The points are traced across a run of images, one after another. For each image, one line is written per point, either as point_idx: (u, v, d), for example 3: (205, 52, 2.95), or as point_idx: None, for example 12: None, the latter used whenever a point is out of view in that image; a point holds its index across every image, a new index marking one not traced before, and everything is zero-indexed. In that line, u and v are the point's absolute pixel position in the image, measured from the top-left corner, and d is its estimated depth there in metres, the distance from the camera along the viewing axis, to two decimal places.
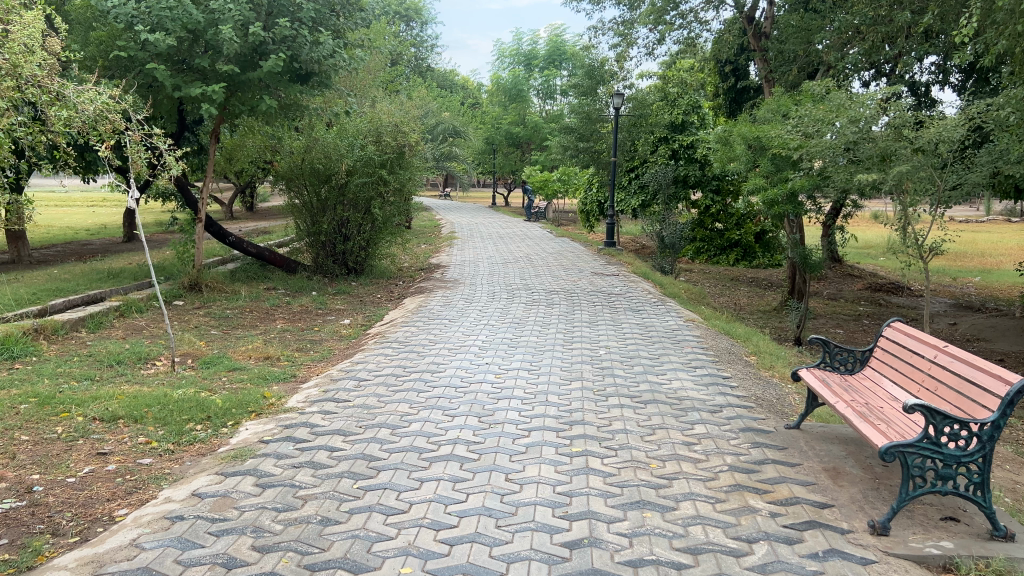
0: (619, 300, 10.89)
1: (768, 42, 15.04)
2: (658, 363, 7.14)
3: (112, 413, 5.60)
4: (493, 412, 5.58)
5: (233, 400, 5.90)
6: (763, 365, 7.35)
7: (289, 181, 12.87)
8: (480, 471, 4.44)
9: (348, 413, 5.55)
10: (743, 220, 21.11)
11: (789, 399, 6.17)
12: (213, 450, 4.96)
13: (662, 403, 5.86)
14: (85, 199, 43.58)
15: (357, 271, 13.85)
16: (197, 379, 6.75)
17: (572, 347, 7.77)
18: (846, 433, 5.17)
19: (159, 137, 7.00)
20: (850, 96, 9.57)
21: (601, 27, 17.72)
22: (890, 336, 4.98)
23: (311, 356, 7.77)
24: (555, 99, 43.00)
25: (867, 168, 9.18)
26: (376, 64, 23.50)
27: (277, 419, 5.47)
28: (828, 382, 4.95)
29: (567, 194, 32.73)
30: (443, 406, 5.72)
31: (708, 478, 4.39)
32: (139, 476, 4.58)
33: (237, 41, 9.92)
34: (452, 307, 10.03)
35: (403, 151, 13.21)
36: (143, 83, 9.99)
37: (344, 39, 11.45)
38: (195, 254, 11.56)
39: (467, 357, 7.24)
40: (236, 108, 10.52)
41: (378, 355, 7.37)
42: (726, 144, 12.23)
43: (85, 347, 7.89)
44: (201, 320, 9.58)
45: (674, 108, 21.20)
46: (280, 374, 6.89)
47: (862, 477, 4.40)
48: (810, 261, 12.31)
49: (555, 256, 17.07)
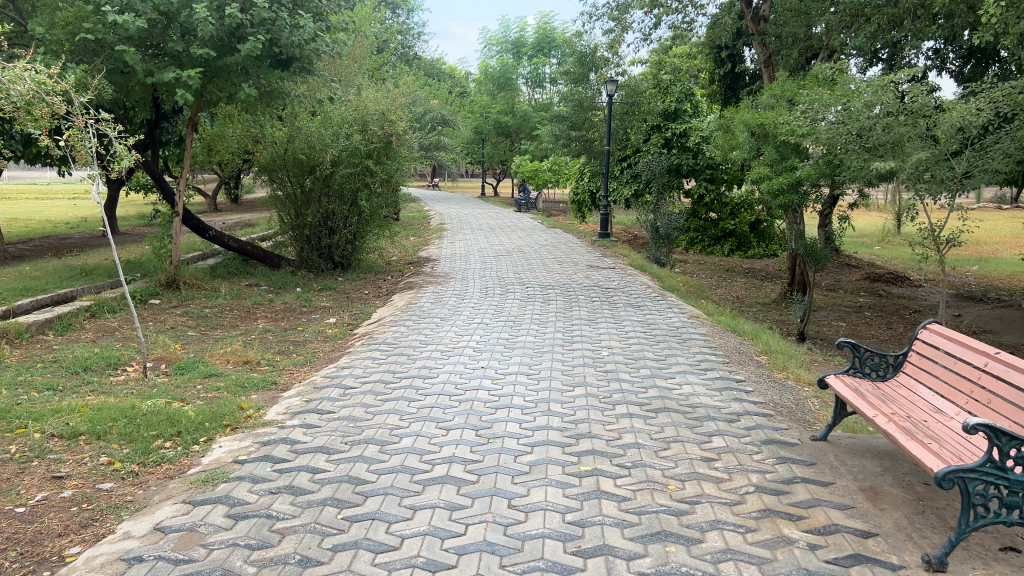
0: (618, 295, 10.45)
1: (767, 25, 14.58)
2: (665, 365, 6.67)
3: (72, 429, 5.08)
4: (491, 424, 5.12)
5: (206, 413, 5.39)
6: (776, 366, 6.91)
7: (271, 172, 12.36)
8: (479, 496, 3.97)
9: (331, 427, 5.05)
10: (738, 209, 20.68)
11: (808, 404, 5.74)
12: (182, 472, 4.46)
13: (675, 412, 5.40)
14: (67, 192, 42.66)
15: (343, 265, 13.31)
16: (170, 388, 6.23)
17: (573, 348, 7.31)
18: (878, 445, 4.75)
19: (106, 123, 6.44)
20: (860, 79, 9.18)
21: (595, 13, 17.24)
22: (928, 340, 4.55)
23: (293, 359, 7.26)
24: (544, 88, 42.60)
25: (880, 155, 8.80)
26: (360, 51, 22.93)
27: (255, 435, 4.97)
28: (860, 392, 4.52)
29: (557, 184, 32.34)
30: (437, 417, 5.24)
31: (735, 502, 3.94)
32: (98, 505, 4.07)
33: (213, 24, 9.33)
34: (444, 305, 9.55)
35: (390, 141, 12.74)
36: (113, 68, 9.40)
37: (327, 22, 10.90)
38: (173, 250, 11.00)
39: (461, 361, 6.76)
40: (214, 95, 9.97)
41: (365, 359, 6.87)
42: (727, 131, 11.76)
43: (51, 352, 7.36)
44: (178, 320, 9.06)
45: (667, 96, 20.77)
46: (259, 381, 6.36)
47: (904, 499, 3.97)
48: (814, 252, 11.89)
49: (547, 249, 16.58)
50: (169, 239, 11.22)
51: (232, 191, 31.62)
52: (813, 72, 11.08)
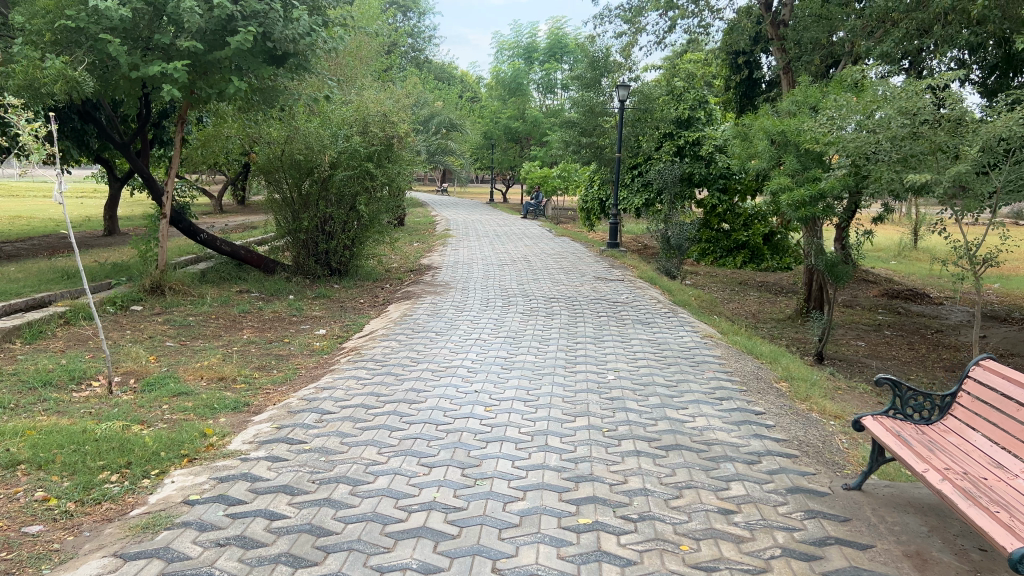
0: (625, 310, 9.87)
1: (786, 31, 14.01)
2: (676, 393, 6.05)
3: (10, 457, 4.51)
4: (480, 461, 4.53)
5: (164, 440, 4.82)
6: (797, 396, 6.29)
7: (267, 174, 11.80)
8: (460, 556, 3.39)
9: (300, 461, 4.49)
10: (751, 220, 20.00)
11: (837, 443, 5.15)
12: (123, 515, 3.89)
13: (687, 450, 4.79)
14: (73, 189, 42.46)
15: (341, 272, 12.77)
16: (132, 408, 5.68)
17: (577, 370, 6.72)
18: (921, 498, 4.14)
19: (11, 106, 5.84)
20: (890, 85, 8.63)
21: (607, 15, 16.69)
22: (982, 378, 3.95)
23: (272, 377, 6.69)
24: (555, 94, 41.69)
25: (913, 167, 8.18)
26: (365, 52, 22.47)
27: (212, 469, 4.40)
28: (903, 437, 3.94)
29: (566, 191, 31.81)
30: (420, 451, 4.66)
31: (758, 569, 3.35)
32: (18, 553, 3.50)
33: (201, 16, 8.83)
34: (441, 318, 8.98)
35: (391, 143, 12.33)
36: (96, 61, 8.91)
37: (324, 17, 10.37)
38: (159, 253, 10.49)
39: (453, 383, 6.16)
40: (204, 92, 9.43)
41: (349, 378, 6.29)
42: (744, 139, 11.19)
43: (14, 362, 6.82)
44: (157, 329, 8.54)
45: (680, 104, 20.20)
46: (231, 402, 5.80)
47: (957, 570, 3.38)
48: (835, 269, 11.24)
49: (554, 258, 16.07)
50: (156, 241, 10.70)
51: (238, 192, 31.25)
52: (838, 78, 10.53)
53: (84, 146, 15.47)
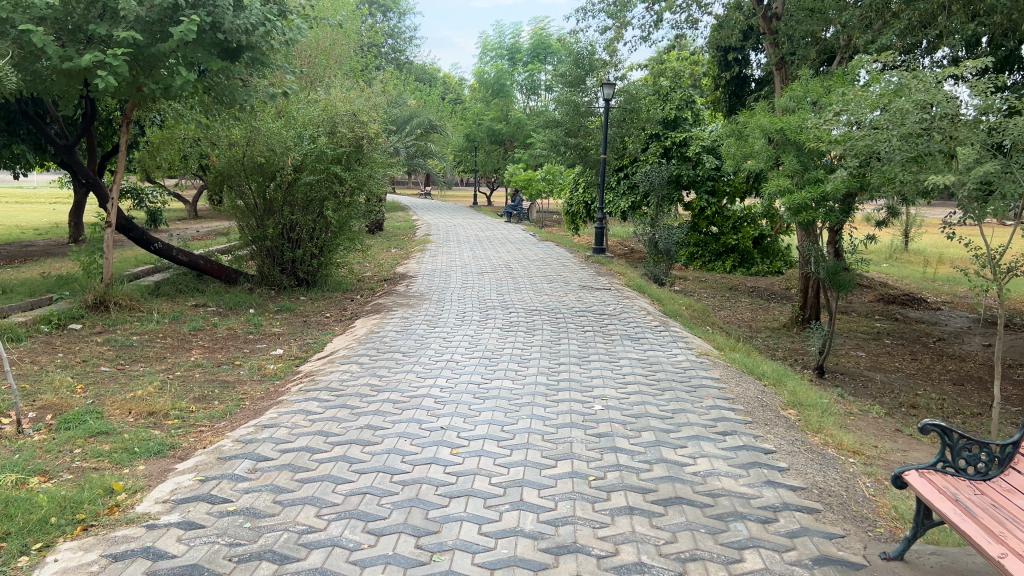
0: (613, 324, 9.11)
1: (779, 24, 13.30)
2: (673, 428, 5.27)
3: None
4: (440, 526, 3.72)
5: (58, 500, 3.98)
6: (809, 427, 5.52)
7: (227, 179, 10.89)
8: None
9: (219, 529, 3.67)
10: (741, 223, 19.26)
11: (861, 489, 4.38)
12: None
13: (689, 506, 4.00)
14: (48, 194, 41.34)
15: (308, 282, 11.93)
16: (35, 455, 4.83)
17: (559, 399, 5.91)
18: (977, 570, 3.39)
19: None
20: (898, 77, 7.96)
21: (591, 10, 15.90)
22: None
23: (211, 411, 5.84)
24: (539, 95, 41.08)
25: (929, 167, 7.44)
26: (338, 51, 21.61)
27: (108, 541, 3.57)
28: (966, 501, 3.16)
29: (550, 194, 31.05)
30: (367, 513, 3.84)
31: None
32: None
33: (141, 4, 8.07)
34: (410, 335, 8.15)
35: (361, 145, 11.51)
36: (22, 54, 8.06)
37: (282, 6, 9.57)
38: (105, 265, 9.60)
39: (417, 418, 5.34)
40: (148, 88, 8.57)
41: (296, 413, 5.45)
42: (739, 139, 10.47)
43: None
44: (95, 351, 7.70)
45: (666, 103, 19.51)
46: (154, 445, 4.95)
47: None
48: (837, 275, 10.50)
49: (537, 265, 15.31)
50: (101, 253, 9.80)
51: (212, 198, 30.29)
52: (840, 73, 9.82)
53: (39, 149, 14.53)
